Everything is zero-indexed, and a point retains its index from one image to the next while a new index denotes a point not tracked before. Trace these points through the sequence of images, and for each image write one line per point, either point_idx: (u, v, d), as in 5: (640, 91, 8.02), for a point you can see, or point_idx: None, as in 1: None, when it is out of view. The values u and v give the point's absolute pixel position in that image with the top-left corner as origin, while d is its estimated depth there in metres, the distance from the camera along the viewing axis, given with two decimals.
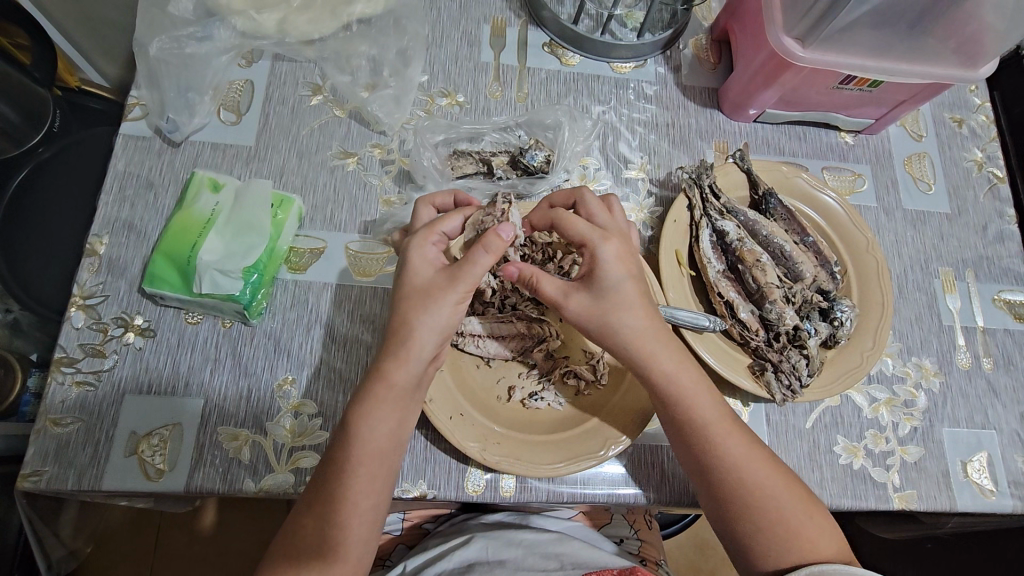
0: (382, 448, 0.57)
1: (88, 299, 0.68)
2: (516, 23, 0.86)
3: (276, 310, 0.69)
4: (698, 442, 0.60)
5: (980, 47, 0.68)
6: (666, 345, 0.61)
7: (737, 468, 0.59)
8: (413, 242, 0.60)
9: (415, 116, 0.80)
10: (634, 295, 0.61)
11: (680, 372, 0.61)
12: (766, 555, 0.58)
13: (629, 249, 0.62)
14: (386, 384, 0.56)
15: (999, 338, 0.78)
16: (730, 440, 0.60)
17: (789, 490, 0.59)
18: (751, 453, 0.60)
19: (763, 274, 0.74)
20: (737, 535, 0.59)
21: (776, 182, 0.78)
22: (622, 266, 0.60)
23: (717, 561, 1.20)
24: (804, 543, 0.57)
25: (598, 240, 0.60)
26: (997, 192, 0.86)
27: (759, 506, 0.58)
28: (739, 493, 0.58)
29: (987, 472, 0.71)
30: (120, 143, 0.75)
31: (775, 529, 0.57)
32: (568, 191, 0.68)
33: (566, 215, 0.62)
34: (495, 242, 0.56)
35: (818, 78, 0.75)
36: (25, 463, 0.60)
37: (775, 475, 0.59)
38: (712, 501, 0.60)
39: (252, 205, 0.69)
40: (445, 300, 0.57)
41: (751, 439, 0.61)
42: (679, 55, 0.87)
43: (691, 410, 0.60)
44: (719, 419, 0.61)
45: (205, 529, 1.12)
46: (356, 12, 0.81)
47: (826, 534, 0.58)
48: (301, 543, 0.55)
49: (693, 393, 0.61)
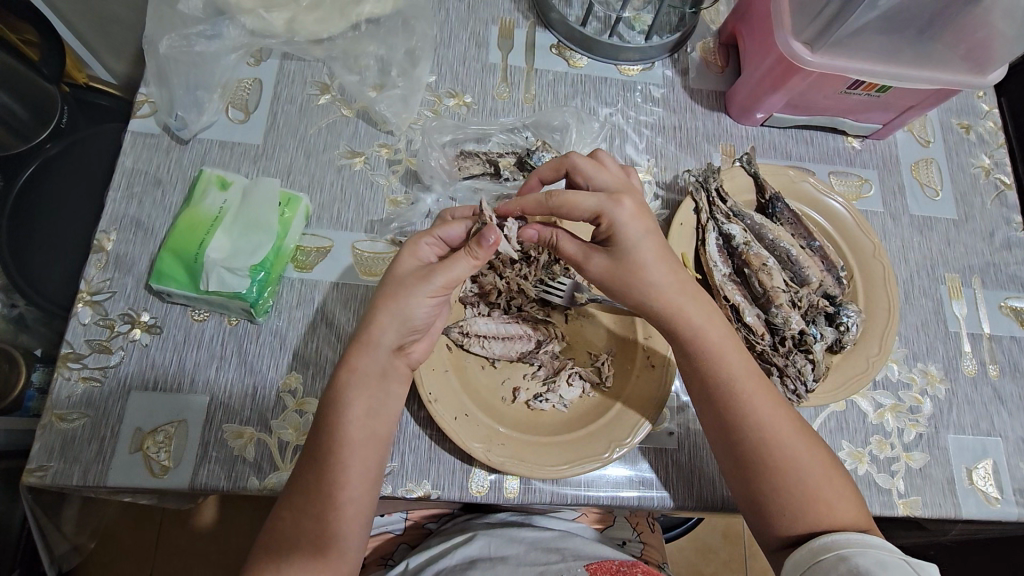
0: (355, 438, 0.57)
1: (95, 295, 0.68)
2: (524, 24, 0.86)
3: (282, 309, 0.69)
4: (722, 397, 0.60)
5: (989, 53, 0.68)
6: (692, 306, 0.61)
7: (761, 425, 0.59)
8: (405, 244, 0.61)
9: (422, 117, 0.81)
10: (652, 254, 0.60)
11: (703, 325, 0.61)
12: (782, 516, 0.57)
13: (643, 202, 0.62)
14: (349, 370, 0.58)
15: (1005, 345, 0.78)
16: (756, 400, 0.60)
17: (809, 449, 0.59)
18: (777, 415, 0.60)
19: (769, 278, 0.73)
20: (755, 496, 0.59)
21: (782, 187, 0.78)
22: (646, 230, 0.60)
23: (718, 566, 1.21)
24: (822, 507, 0.57)
25: (611, 207, 0.58)
26: (1004, 199, 0.86)
27: (780, 467, 0.58)
28: (758, 453, 0.58)
29: (992, 479, 0.71)
30: (128, 139, 0.75)
31: (794, 492, 0.57)
32: (556, 160, 0.66)
33: (567, 195, 0.59)
34: (478, 249, 0.57)
35: (826, 81, 0.75)
36: (31, 458, 0.61)
37: (799, 438, 0.59)
38: (731, 459, 0.60)
39: (259, 203, 0.69)
40: (419, 293, 0.58)
41: (778, 401, 0.61)
42: (687, 58, 0.87)
43: (716, 367, 0.61)
44: (746, 377, 0.61)
45: (205, 527, 1.12)
46: (364, 12, 0.81)
47: (843, 498, 0.57)
48: (279, 535, 0.56)
49: (719, 347, 0.61)
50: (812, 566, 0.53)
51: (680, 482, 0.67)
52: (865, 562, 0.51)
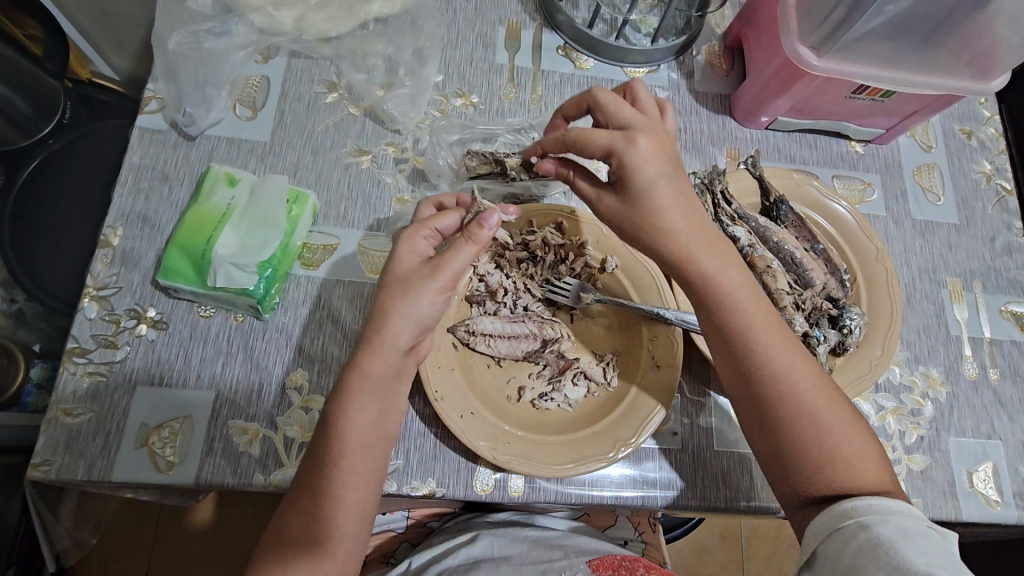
0: (365, 440, 0.57)
1: (101, 290, 0.68)
2: (531, 25, 0.87)
3: (288, 305, 0.70)
4: (741, 347, 0.59)
5: (993, 61, 0.69)
6: (710, 256, 0.59)
7: (781, 377, 0.58)
8: (403, 233, 0.62)
9: (429, 116, 0.81)
10: (668, 195, 0.58)
11: (725, 271, 0.59)
12: (803, 476, 0.56)
13: (663, 144, 0.59)
14: (361, 374, 0.57)
15: (1006, 349, 0.79)
16: (779, 349, 0.58)
17: (832, 405, 0.58)
18: (800, 367, 0.58)
19: (773, 280, 0.73)
20: (776, 453, 0.58)
21: (787, 190, 0.78)
22: (659, 170, 0.57)
23: (715, 567, 1.21)
24: (844, 466, 0.55)
25: (622, 146, 0.57)
26: (1005, 204, 0.87)
27: (801, 423, 0.57)
28: (780, 407, 0.57)
29: (992, 482, 0.72)
30: (136, 135, 0.75)
31: (817, 451, 0.56)
32: (579, 97, 0.65)
33: (581, 130, 0.59)
34: (479, 233, 0.58)
35: (831, 86, 0.76)
36: (35, 452, 0.60)
37: (822, 393, 0.58)
38: (753, 412, 0.59)
39: (266, 201, 0.69)
40: (426, 290, 0.58)
41: (801, 353, 0.59)
42: (693, 61, 0.88)
43: (734, 316, 0.59)
44: (767, 329, 0.59)
45: (202, 525, 1.12)
46: (373, 12, 0.81)
47: (865, 458, 0.56)
48: (284, 538, 0.55)
49: (738, 294, 0.59)
50: (832, 533, 0.52)
51: (683, 482, 0.67)
52: (887, 532, 0.49)
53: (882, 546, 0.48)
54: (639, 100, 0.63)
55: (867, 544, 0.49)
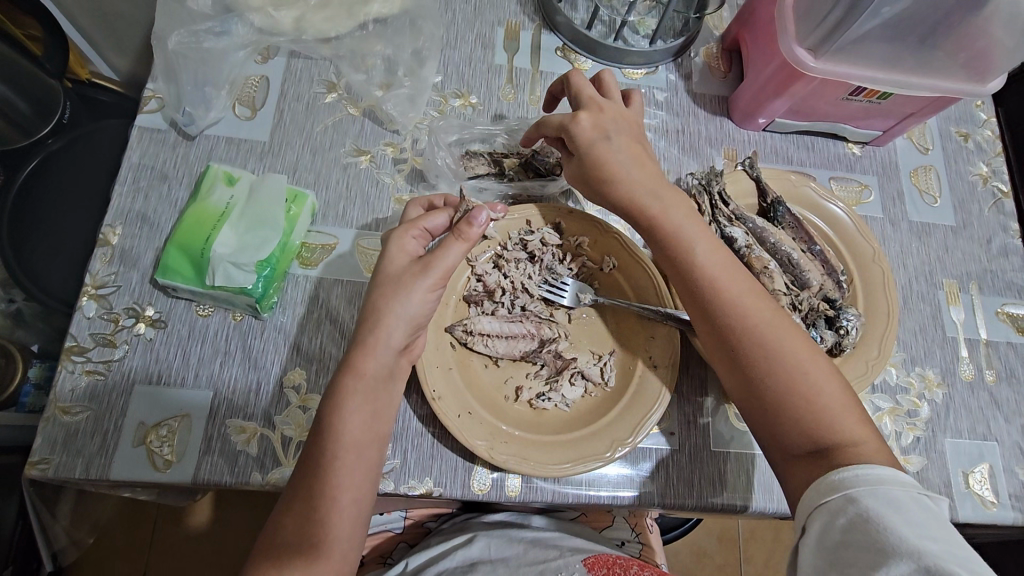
0: (359, 439, 0.57)
1: (100, 288, 0.68)
2: (530, 26, 0.87)
3: (287, 304, 0.70)
4: (704, 297, 0.61)
5: (988, 63, 0.69)
6: (675, 225, 0.63)
7: (747, 324, 0.60)
8: (393, 233, 0.62)
9: (428, 116, 0.81)
10: (620, 156, 0.65)
11: (683, 226, 0.63)
12: (780, 420, 0.58)
13: (613, 117, 0.66)
14: (356, 374, 0.58)
15: (1002, 351, 0.79)
16: (743, 300, 0.61)
17: (799, 349, 0.59)
18: (764, 314, 0.60)
19: (770, 281, 0.73)
20: (754, 401, 0.60)
21: (785, 191, 0.78)
22: (603, 134, 0.65)
23: (713, 569, 1.21)
24: (816, 408, 0.57)
25: (570, 122, 0.66)
26: (1001, 206, 0.87)
27: (769, 366, 0.59)
28: (747, 353, 0.59)
29: (988, 483, 0.72)
30: (135, 134, 0.75)
31: (787, 393, 0.58)
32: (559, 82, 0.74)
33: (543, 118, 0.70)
34: (469, 231, 0.59)
35: (828, 88, 0.76)
36: (33, 450, 0.60)
37: (789, 337, 0.60)
38: (725, 362, 0.62)
39: (265, 200, 0.69)
40: (418, 287, 0.59)
41: (765, 302, 0.62)
42: (691, 62, 0.88)
43: (695, 267, 0.62)
44: (728, 280, 0.62)
45: (200, 527, 1.12)
46: (372, 12, 0.81)
47: (837, 398, 0.57)
48: (280, 542, 0.54)
49: (698, 249, 0.63)
50: (820, 507, 0.52)
51: (680, 483, 0.68)
52: (875, 505, 0.49)
53: (871, 520, 0.48)
54: (606, 86, 0.70)
55: (856, 518, 0.49)
